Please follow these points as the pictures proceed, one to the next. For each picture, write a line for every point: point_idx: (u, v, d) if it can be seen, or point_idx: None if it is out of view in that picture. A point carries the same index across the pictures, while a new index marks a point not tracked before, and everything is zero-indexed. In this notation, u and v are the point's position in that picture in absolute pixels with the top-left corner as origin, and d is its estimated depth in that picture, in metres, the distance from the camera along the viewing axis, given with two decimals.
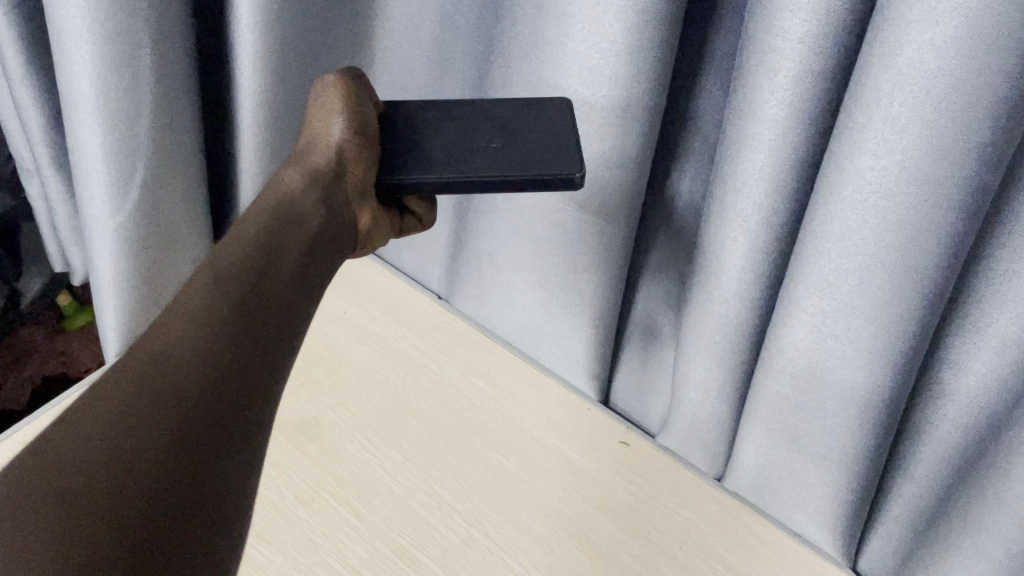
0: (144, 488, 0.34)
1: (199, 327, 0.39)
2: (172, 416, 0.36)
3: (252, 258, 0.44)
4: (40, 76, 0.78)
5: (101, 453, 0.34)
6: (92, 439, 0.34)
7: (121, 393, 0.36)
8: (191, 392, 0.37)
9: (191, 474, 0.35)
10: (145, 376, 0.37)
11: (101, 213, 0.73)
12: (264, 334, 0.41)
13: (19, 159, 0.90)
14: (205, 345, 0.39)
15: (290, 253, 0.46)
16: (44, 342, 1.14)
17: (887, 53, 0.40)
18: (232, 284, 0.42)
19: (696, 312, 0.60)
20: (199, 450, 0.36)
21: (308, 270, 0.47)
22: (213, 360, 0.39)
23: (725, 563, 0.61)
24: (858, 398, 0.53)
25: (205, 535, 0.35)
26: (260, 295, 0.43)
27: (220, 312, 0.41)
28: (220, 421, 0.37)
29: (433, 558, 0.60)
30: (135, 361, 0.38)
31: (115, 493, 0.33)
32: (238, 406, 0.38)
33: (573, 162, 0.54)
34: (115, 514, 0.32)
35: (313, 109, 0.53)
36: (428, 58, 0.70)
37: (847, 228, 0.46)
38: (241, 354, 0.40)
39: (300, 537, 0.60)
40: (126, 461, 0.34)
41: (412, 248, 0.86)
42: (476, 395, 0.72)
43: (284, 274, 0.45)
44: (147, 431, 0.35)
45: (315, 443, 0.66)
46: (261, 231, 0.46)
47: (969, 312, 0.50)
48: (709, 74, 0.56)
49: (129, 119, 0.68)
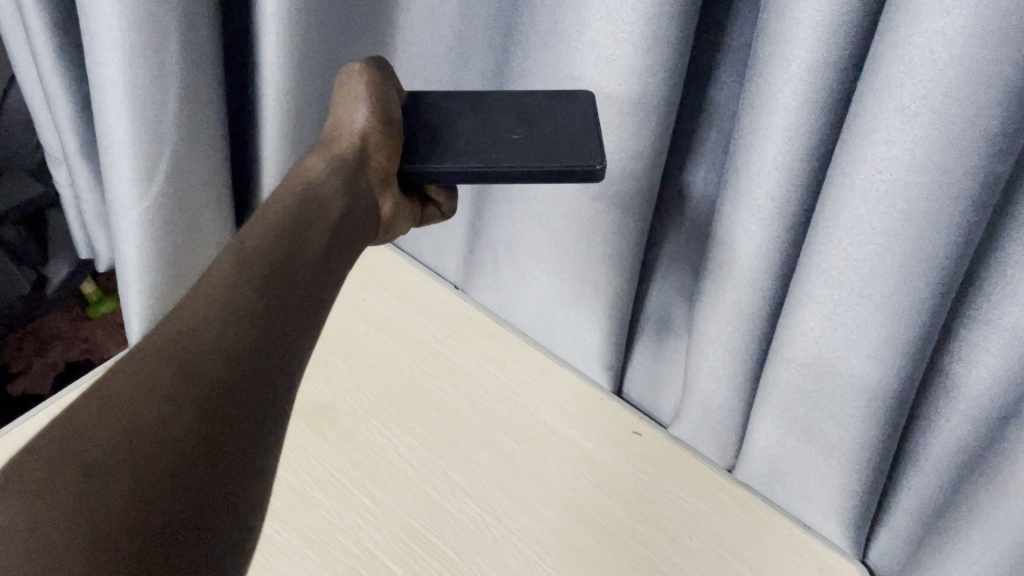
0: (169, 470, 0.35)
1: (225, 308, 0.41)
2: (199, 398, 0.37)
3: (277, 241, 0.45)
4: (70, 65, 0.80)
5: (127, 427, 0.35)
6: (119, 413, 0.36)
7: (147, 370, 0.37)
8: (217, 371, 0.38)
9: (215, 454, 0.36)
10: (172, 355, 0.38)
11: (127, 197, 0.75)
12: (288, 317, 0.43)
13: (48, 146, 0.92)
14: (231, 324, 0.40)
15: (315, 236, 0.47)
16: (69, 328, 1.17)
17: (900, 42, 0.41)
18: (257, 265, 0.43)
19: (710, 302, 0.61)
20: (223, 430, 0.37)
21: (332, 253, 0.48)
22: (239, 340, 0.40)
23: (736, 552, 0.62)
24: (868, 388, 0.54)
25: (228, 514, 0.36)
26: (285, 278, 0.44)
27: (246, 292, 0.42)
28: (245, 402, 0.39)
29: (445, 541, 0.61)
30: (162, 339, 0.39)
31: (141, 467, 0.34)
32: (262, 387, 0.40)
33: (596, 154, 0.54)
34: (142, 489, 0.34)
35: (339, 97, 0.55)
36: (450, 49, 0.71)
37: (858, 217, 0.47)
38: (267, 334, 0.41)
39: (316, 518, 0.62)
40: (152, 437, 0.35)
41: (429, 238, 0.87)
42: (491, 383, 0.73)
43: (309, 256, 0.46)
44: (173, 411, 0.36)
45: (332, 426, 0.68)
46: (287, 212, 0.47)
47: (981, 303, 0.50)
48: (726, 65, 0.56)
49: (156, 105, 0.69)
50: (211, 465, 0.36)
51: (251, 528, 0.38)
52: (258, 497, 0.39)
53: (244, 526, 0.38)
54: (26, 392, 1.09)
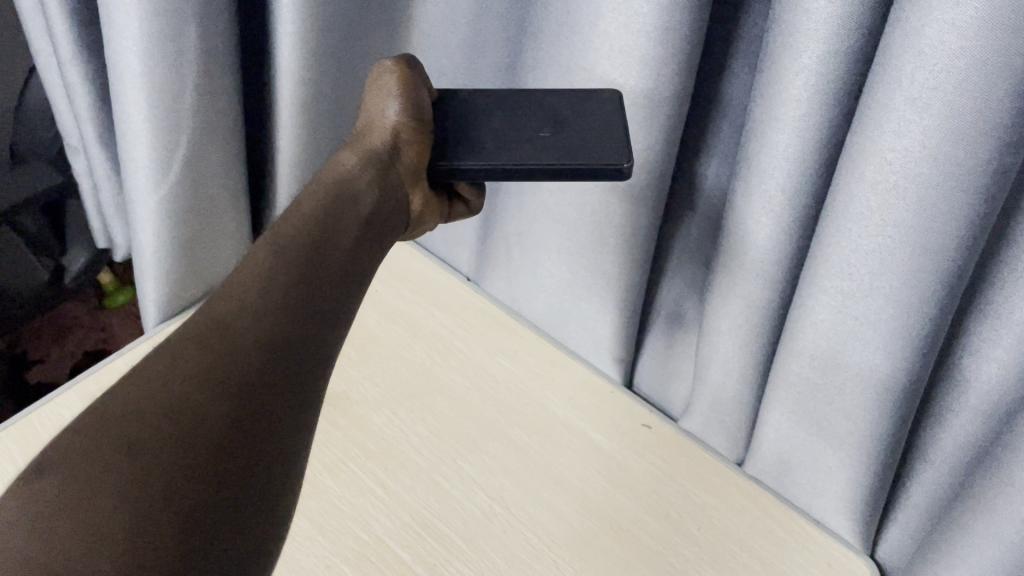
0: (204, 461, 0.35)
1: (259, 294, 0.41)
2: (234, 387, 0.38)
3: (311, 229, 0.45)
4: (89, 55, 0.81)
5: (163, 406, 0.36)
6: (155, 394, 0.37)
7: (184, 355, 0.38)
8: (252, 355, 0.39)
9: (247, 434, 0.37)
10: (208, 343, 0.39)
11: (145, 185, 0.75)
12: (322, 305, 0.43)
13: (66, 136, 0.93)
14: (264, 310, 0.40)
15: (347, 228, 0.47)
16: (86, 318, 1.19)
17: (910, 33, 0.41)
18: (291, 254, 0.43)
19: (720, 294, 0.61)
20: (254, 412, 0.38)
21: (364, 243, 0.48)
22: (272, 324, 0.40)
23: (744, 546, 0.62)
24: (877, 381, 0.54)
25: (262, 504, 0.37)
26: (318, 265, 0.44)
27: (280, 278, 0.42)
28: (277, 387, 0.39)
29: (453, 528, 0.62)
30: (197, 327, 0.40)
31: (177, 445, 0.35)
32: (294, 376, 0.40)
33: (621, 154, 0.54)
34: (176, 466, 0.35)
35: (369, 92, 0.55)
36: (464, 41, 0.71)
37: (868, 209, 0.47)
38: (300, 321, 0.41)
39: (327, 504, 0.62)
40: (189, 415, 0.36)
41: (442, 231, 0.88)
42: (501, 374, 0.73)
43: (341, 247, 0.46)
44: (208, 401, 0.37)
45: (344, 415, 0.69)
46: (321, 204, 0.47)
47: (992, 297, 0.50)
48: (738, 57, 0.56)
49: (174, 94, 0.70)
50: (243, 455, 0.37)
51: (283, 512, 0.39)
52: (287, 487, 0.39)
53: (275, 511, 0.38)
54: (43, 379, 1.11)
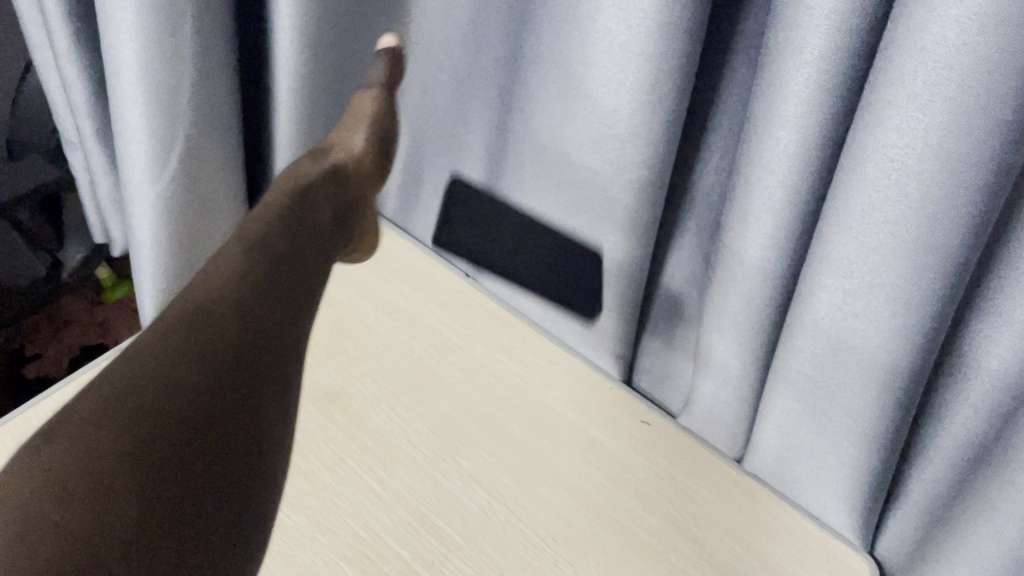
0: (181, 454, 0.37)
1: (225, 306, 0.43)
2: (205, 391, 0.39)
3: (266, 248, 0.47)
4: (85, 50, 0.81)
5: (153, 418, 0.37)
6: (143, 405, 0.37)
7: (166, 367, 0.39)
8: (231, 369, 0.41)
9: (231, 449, 0.39)
10: (180, 349, 0.40)
11: (142, 180, 0.75)
12: (282, 318, 0.45)
13: (64, 131, 0.93)
14: (240, 330, 0.43)
15: (281, 249, 0.48)
16: (85, 313, 1.19)
17: (913, 29, 0.41)
18: (257, 276, 0.45)
19: (720, 291, 0.61)
20: (236, 427, 0.40)
21: (299, 263, 0.49)
22: (235, 332, 0.42)
23: (742, 542, 0.62)
24: (878, 378, 0.54)
25: (246, 512, 0.39)
26: (280, 285, 0.46)
27: (243, 295, 0.44)
28: (253, 403, 0.41)
29: (452, 525, 0.62)
30: (166, 336, 0.41)
31: (171, 457, 0.36)
32: (262, 384, 0.42)
33: None
34: (172, 480, 0.36)
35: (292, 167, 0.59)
36: (463, 35, 0.71)
37: (869, 206, 0.47)
38: (262, 331, 0.43)
39: (324, 501, 0.62)
40: (178, 428, 0.37)
41: (441, 227, 0.87)
42: (500, 370, 0.73)
43: (292, 265, 0.48)
44: (196, 411, 0.38)
45: (343, 411, 0.68)
46: (259, 231, 0.49)
47: (993, 295, 0.50)
48: (739, 53, 0.56)
49: (171, 89, 0.70)
50: (217, 453, 0.38)
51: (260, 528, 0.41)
52: (267, 494, 0.42)
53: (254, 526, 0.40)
54: (42, 373, 1.11)
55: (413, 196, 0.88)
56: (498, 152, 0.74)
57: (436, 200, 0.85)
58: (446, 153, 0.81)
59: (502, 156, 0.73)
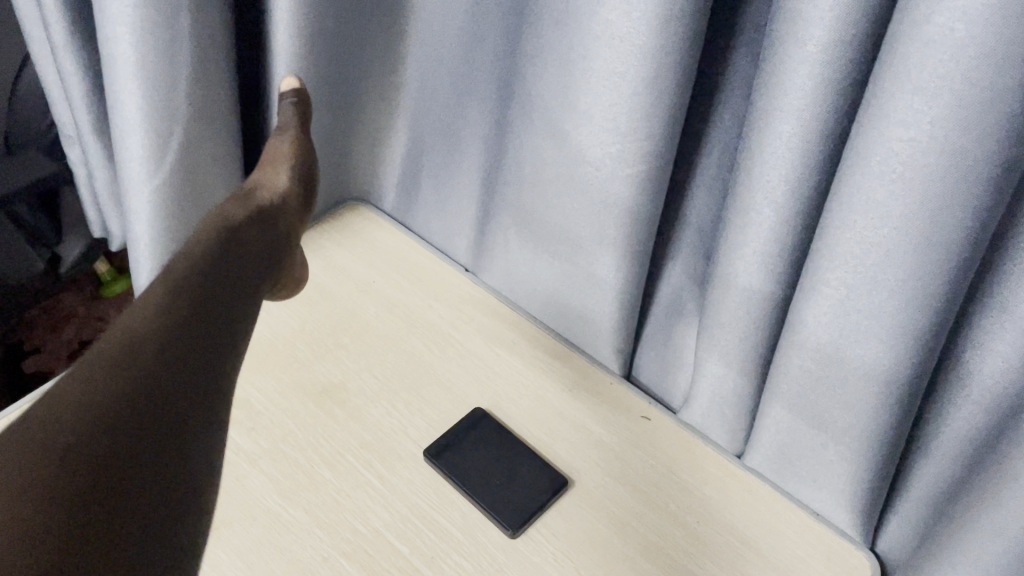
0: (125, 475, 0.36)
1: (169, 309, 0.41)
2: (147, 406, 0.38)
3: (210, 248, 0.45)
4: (82, 42, 0.80)
5: (84, 438, 0.35)
6: (71, 425, 0.36)
7: (98, 381, 0.37)
8: (165, 379, 0.39)
9: (165, 464, 0.38)
10: (118, 361, 0.38)
11: (139, 174, 0.74)
12: (231, 316, 0.43)
13: (62, 125, 0.92)
14: (176, 333, 0.40)
15: (242, 259, 0.47)
16: (84, 307, 1.19)
17: (919, 21, 0.40)
18: (196, 277, 0.43)
19: (721, 286, 0.61)
20: (170, 440, 0.38)
21: (253, 271, 0.47)
22: (181, 338, 0.40)
23: (741, 537, 0.62)
24: (880, 374, 0.53)
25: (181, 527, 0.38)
26: (223, 285, 0.44)
27: (187, 295, 0.42)
28: (190, 413, 0.40)
29: (451, 520, 0.61)
30: (113, 347, 0.39)
31: (102, 478, 0.35)
32: (208, 390, 0.41)
33: None
34: (101, 503, 0.34)
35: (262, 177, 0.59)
36: (462, 28, 0.71)
37: (872, 201, 0.46)
38: (214, 337, 0.42)
39: (323, 496, 0.62)
40: (108, 447, 0.36)
41: (439, 221, 0.87)
42: (500, 365, 0.73)
43: (238, 262, 0.46)
44: (127, 427, 0.37)
45: (341, 407, 0.68)
46: (218, 235, 0.47)
47: (996, 290, 0.50)
48: (741, 45, 0.56)
49: (168, 82, 0.69)
50: (162, 468, 0.37)
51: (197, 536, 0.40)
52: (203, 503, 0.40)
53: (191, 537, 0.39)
54: (42, 367, 1.11)
55: (412, 190, 0.87)
56: (497, 145, 0.74)
57: (434, 194, 0.85)
58: (445, 147, 0.80)
59: (501, 150, 0.73)
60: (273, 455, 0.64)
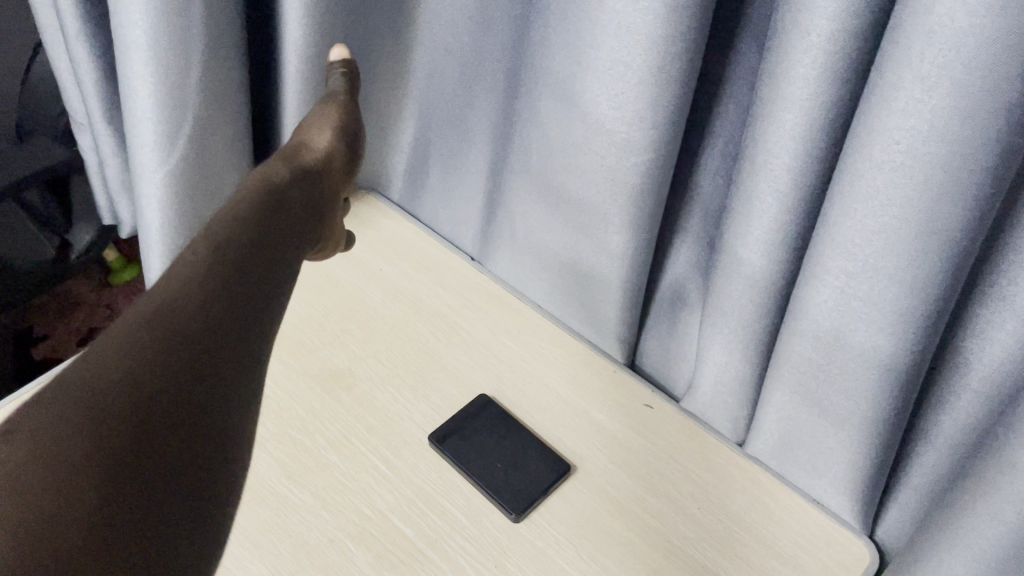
0: (143, 450, 0.36)
1: (202, 280, 0.41)
2: (174, 391, 0.38)
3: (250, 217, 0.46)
4: (95, 28, 0.81)
5: (118, 392, 0.36)
6: (106, 377, 0.36)
7: (132, 335, 0.38)
8: (198, 345, 0.39)
9: (189, 432, 0.38)
10: (150, 334, 0.38)
11: (150, 160, 0.75)
12: (257, 302, 0.44)
13: (73, 113, 0.93)
14: (210, 299, 0.41)
15: (280, 225, 0.49)
16: (93, 295, 1.21)
17: (922, 11, 0.41)
18: (231, 250, 0.44)
19: (723, 275, 0.61)
20: (195, 406, 0.38)
21: (286, 237, 0.49)
22: (210, 318, 0.40)
23: (740, 523, 0.63)
24: (879, 361, 0.54)
25: (198, 499, 0.38)
26: (256, 260, 0.45)
27: (217, 277, 0.42)
28: (217, 381, 0.40)
29: (455, 504, 0.62)
30: (148, 305, 0.40)
31: (128, 441, 0.35)
32: (232, 370, 0.41)
33: None
34: (125, 467, 0.35)
35: (306, 134, 0.62)
36: (471, 15, 0.71)
37: (873, 188, 0.47)
38: (244, 312, 0.43)
39: (331, 479, 0.63)
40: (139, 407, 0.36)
41: (446, 209, 0.88)
42: (504, 351, 0.74)
43: (274, 238, 0.47)
44: (158, 385, 0.37)
45: (349, 392, 0.69)
46: (260, 196, 0.49)
47: (996, 278, 0.50)
48: (746, 35, 0.56)
49: (180, 67, 0.70)
50: (182, 443, 0.37)
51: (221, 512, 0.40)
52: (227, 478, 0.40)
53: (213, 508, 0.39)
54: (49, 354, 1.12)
55: (420, 178, 0.88)
56: (504, 133, 0.74)
57: (442, 182, 0.86)
58: (451, 135, 0.81)
59: (508, 138, 0.74)
60: (280, 439, 0.65)
